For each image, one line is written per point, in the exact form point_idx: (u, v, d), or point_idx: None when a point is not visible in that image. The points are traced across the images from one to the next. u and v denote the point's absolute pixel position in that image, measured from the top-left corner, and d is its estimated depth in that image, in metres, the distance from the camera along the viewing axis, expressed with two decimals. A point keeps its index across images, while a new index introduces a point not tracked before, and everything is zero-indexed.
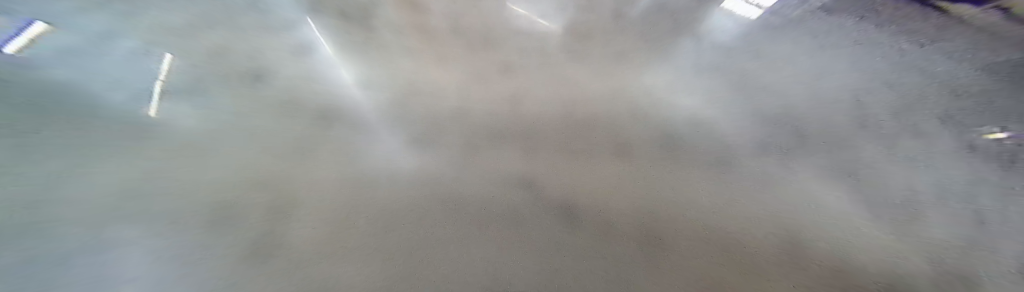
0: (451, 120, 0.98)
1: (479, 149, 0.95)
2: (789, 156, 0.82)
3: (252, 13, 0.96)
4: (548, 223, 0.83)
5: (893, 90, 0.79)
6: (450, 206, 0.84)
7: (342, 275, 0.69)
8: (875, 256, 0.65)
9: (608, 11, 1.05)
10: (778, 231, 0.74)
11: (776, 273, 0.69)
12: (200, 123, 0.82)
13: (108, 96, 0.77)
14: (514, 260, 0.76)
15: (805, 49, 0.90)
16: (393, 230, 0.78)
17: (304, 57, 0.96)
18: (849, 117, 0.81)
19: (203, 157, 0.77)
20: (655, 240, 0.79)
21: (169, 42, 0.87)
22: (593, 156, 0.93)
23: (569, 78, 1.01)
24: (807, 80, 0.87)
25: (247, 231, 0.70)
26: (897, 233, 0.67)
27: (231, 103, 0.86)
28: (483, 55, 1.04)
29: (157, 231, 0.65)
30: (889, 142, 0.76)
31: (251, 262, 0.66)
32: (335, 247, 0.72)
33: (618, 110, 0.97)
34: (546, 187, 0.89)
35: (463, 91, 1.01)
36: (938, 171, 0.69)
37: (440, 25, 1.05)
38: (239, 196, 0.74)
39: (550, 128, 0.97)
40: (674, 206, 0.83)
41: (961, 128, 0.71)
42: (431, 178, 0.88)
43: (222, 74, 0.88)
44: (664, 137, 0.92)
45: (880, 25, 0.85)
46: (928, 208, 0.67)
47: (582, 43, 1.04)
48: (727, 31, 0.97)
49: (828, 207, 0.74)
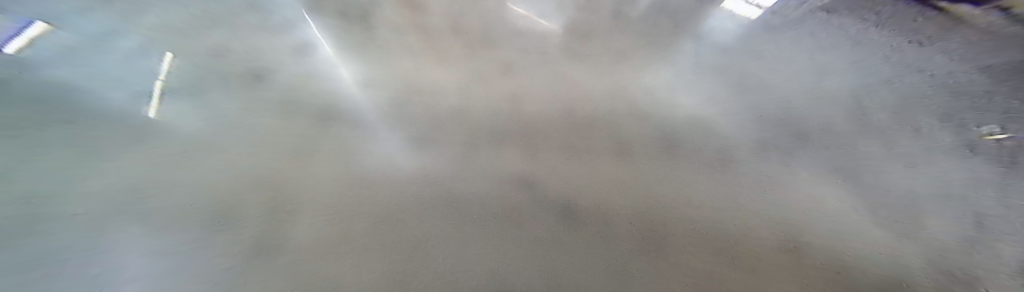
0: (451, 120, 0.98)
1: (479, 149, 0.95)
2: (789, 156, 0.82)
3: (251, 12, 0.95)
4: (549, 223, 0.83)
5: (894, 90, 0.79)
6: (450, 205, 0.84)
7: (344, 273, 0.69)
8: (878, 257, 0.65)
9: (608, 11, 1.05)
10: (779, 231, 0.74)
11: (778, 271, 0.69)
12: (201, 123, 0.82)
13: (108, 97, 0.77)
14: (514, 259, 0.76)
15: (805, 49, 0.90)
16: (394, 229, 0.78)
17: (304, 57, 0.96)
18: (849, 117, 0.81)
19: (205, 157, 0.77)
20: (655, 240, 0.79)
21: (169, 42, 0.87)
22: (593, 156, 0.93)
23: (569, 78, 1.01)
24: (808, 80, 0.87)
25: (249, 231, 0.70)
26: (899, 233, 0.67)
27: (232, 103, 0.86)
28: (483, 54, 1.04)
29: (157, 230, 0.65)
30: (888, 142, 0.76)
31: (254, 261, 0.67)
32: (336, 247, 0.73)
33: (619, 110, 0.97)
34: (546, 186, 0.89)
35: (463, 91, 1.01)
36: (937, 171, 0.70)
37: (439, 24, 1.05)
38: (241, 196, 0.74)
39: (550, 128, 0.97)
40: (674, 206, 0.83)
41: (960, 128, 0.71)
42: (432, 178, 0.88)
43: (223, 74, 0.88)
44: (665, 137, 0.92)
45: (880, 25, 0.85)
46: (928, 207, 0.67)
47: (582, 43, 1.04)
48: (727, 31, 0.97)
49: (829, 207, 0.74)
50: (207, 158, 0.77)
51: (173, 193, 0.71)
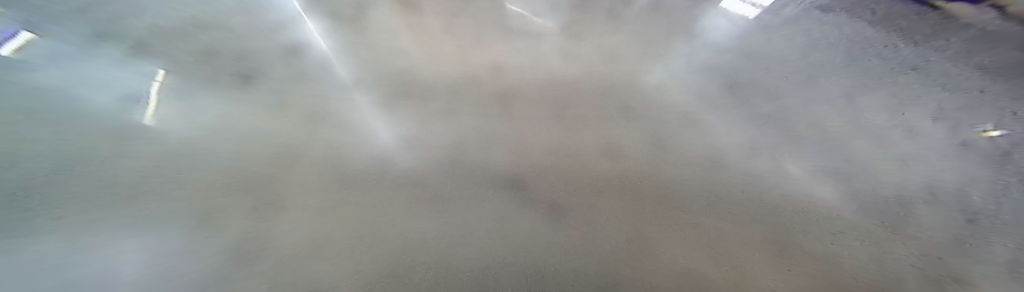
0: (440, 119, 0.98)
1: (468, 150, 0.94)
2: (780, 156, 0.82)
3: (241, 13, 0.95)
4: (537, 225, 0.83)
5: (886, 89, 0.78)
6: (439, 205, 0.84)
7: (330, 273, 0.71)
8: (856, 257, 0.66)
9: (603, 11, 1.04)
10: (766, 232, 0.74)
11: (763, 270, 0.71)
12: (189, 124, 0.81)
13: (100, 98, 0.77)
14: (502, 258, 0.77)
15: (798, 48, 0.89)
16: (380, 230, 0.78)
17: (295, 58, 0.96)
18: (841, 116, 0.80)
19: (195, 158, 0.78)
20: (642, 239, 0.79)
21: (157, 44, 0.87)
22: (582, 156, 0.93)
23: (559, 78, 1.01)
24: (801, 79, 0.87)
25: (234, 232, 0.71)
26: (886, 238, 0.66)
27: (220, 106, 0.86)
28: (474, 55, 1.04)
29: (151, 234, 0.67)
30: (881, 141, 0.75)
31: (241, 261, 0.68)
32: (323, 245, 0.74)
33: (608, 109, 0.97)
34: (534, 186, 0.89)
35: (453, 91, 1.01)
36: (932, 170, 0.69)
37: (433, 24, 1.05)
38: (228, 200, 0.75)
39: (540, 129, 0.96)
40: (664, 205, 0.83)
41: (955, 127, 0.70)
42: (417, 181, 0.88)
43: (211, 78, 0.88)
44: (654, 136, 0.92)
45: (873, 23, 0.83)
46: (922, 208, 0.66)
47: (575, 43, 1.03)
48: (722, 31, 0.96)
49: (817, 208, 0.74)
50: (194, 161, 0.77)
51: (163, 195, 0.71)
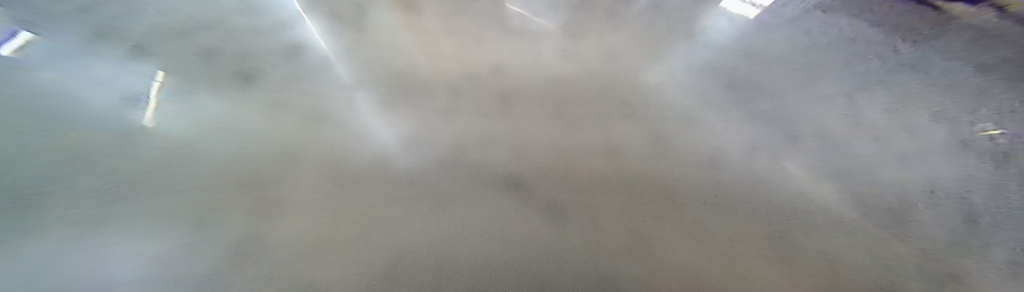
0: (441, 119, 0.98)
1: (468, 150, 0.94)
2: (780, 155, 0.82)
3: (243, 13, 0.95)
4: (537, 225, 0.83)
5: (887, 88, 0.78)
6: (438, 205, 0.84)
7: (328, 273, 0.71)
8: (859, 258, 0.66)
9: (603, 12, 1.04)
10: (768, 233, 0.74)
11: (766, 272, 0.70)
12: (187, 124, 0.81)
13: (100, 98, 0.77)
14: (501, 258, 0.77)
15: (797, 47, 0.89)
16: (380, 231, 0.78)
17: (295, 58, 0.96)
18: (841, 116, 0.80)
19: (195, 158, 0.78)
20: (643, 240, 0.79)
21: (157, 44, 0.87)
22: (583, 155, 0.93)
23: (559, 78, 1.01)
24: (800, 78, 0.87)
25: (232, 233, 0.71)
26: (887, 238, 0.66)
27: (219, 106, 0.85)
28: (474, 55, 1.04)
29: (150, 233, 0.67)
30: (881, 141, 0.75)
31: (237, 261, 0.68)
32: (323, 245, 0.74)
33: (608, 109, 0.97)
34: (534, 186, 0.89)
35: (453, 91, 1.01)
36: (932, 169, 0.69)
37: (433, 24, 1.05)
38: (228, 200, 0.75)
39: (539, 129, 0.96)
40: (665, 205, 0.82)
41: (955, 126, 0.70)
42: (417, 181, 0.88)
43: (210, 77, 0.88)
44: (654, 136, 0.92)
45: (874, 23, 0.84)
46: (923, 207, 0.67)
47: (575, 43, 1.03)
48: (722, 31, 0.96)
49: (817, 207, 0.74)
50: (194, 161, 0.77)
51: (163, 195, 0.71)
